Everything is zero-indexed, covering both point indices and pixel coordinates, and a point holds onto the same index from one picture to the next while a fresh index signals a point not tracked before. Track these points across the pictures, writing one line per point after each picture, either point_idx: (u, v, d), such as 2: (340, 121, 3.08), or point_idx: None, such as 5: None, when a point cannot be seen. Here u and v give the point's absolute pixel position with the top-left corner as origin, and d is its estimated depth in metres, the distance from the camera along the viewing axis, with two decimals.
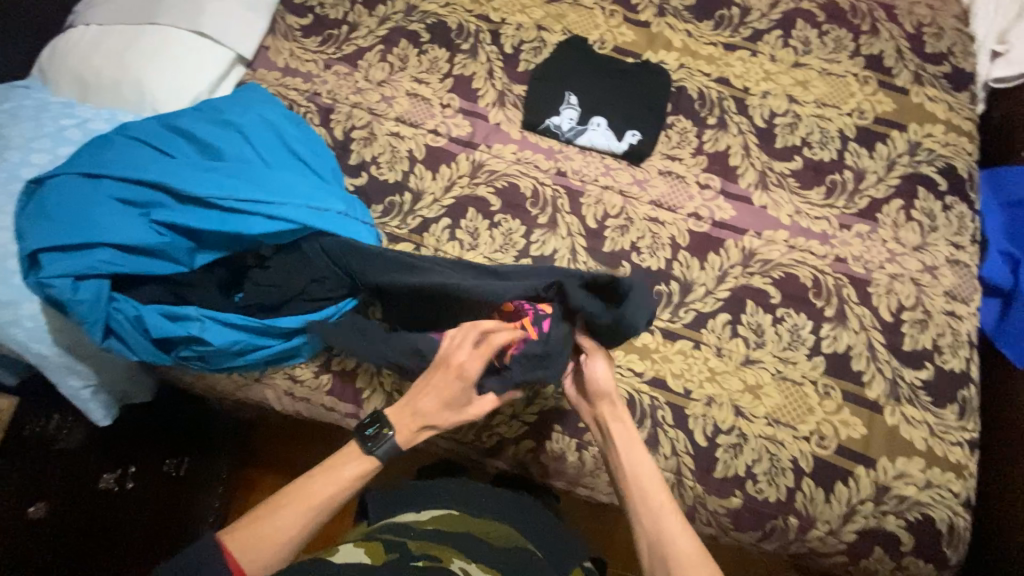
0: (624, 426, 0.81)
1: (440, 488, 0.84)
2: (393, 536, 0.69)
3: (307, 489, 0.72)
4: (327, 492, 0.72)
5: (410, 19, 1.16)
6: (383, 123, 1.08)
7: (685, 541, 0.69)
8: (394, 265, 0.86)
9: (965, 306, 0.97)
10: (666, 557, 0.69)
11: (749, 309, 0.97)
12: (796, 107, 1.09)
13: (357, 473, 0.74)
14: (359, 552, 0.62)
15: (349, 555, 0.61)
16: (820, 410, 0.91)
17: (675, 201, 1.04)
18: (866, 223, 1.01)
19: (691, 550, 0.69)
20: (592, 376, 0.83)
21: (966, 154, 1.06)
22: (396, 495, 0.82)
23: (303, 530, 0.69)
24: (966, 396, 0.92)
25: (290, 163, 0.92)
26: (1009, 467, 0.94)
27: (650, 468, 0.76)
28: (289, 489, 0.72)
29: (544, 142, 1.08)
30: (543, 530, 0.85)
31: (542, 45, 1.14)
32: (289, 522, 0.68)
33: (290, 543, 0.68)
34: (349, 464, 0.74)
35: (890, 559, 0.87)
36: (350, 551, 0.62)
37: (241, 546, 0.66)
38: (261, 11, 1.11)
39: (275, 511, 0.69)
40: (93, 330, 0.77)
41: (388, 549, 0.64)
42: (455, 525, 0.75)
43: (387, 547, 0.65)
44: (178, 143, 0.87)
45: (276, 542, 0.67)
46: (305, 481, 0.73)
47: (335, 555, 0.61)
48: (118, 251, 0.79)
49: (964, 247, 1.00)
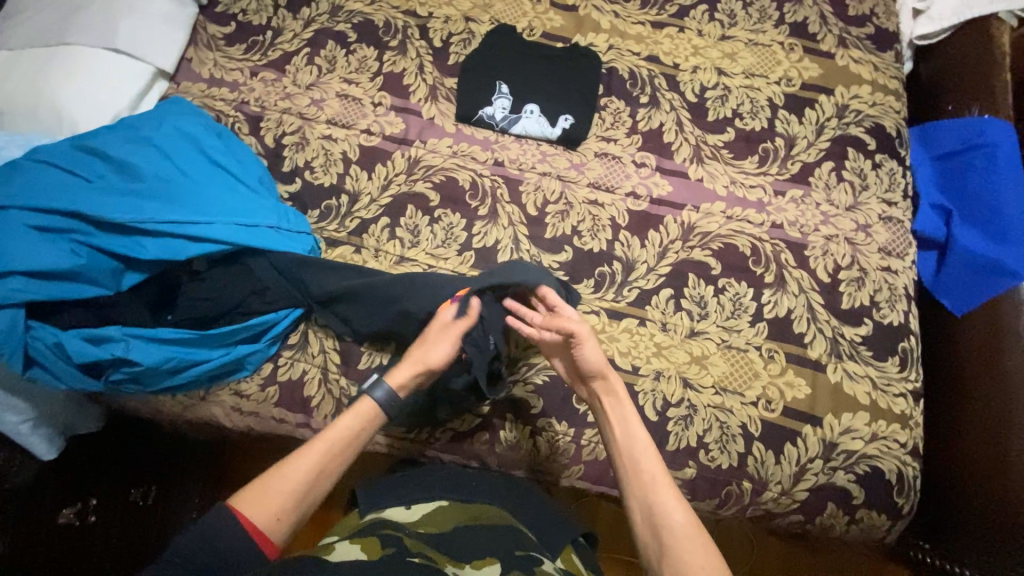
0: (617, 401, 0.78)
1: (432, 477, 0.80)
2: (389, 530, 0.66)
3: (313, 442, 0.69)
4: (330, 444, 0.70)
5: (336, 20, 1.14)
6: (315, 127, 1.06)
7: (680, 515, 0.67)
8: (346, 274, 0.90)
9: (899, 261, 0.99)
10: (662, 531, 0.66)
11: (691, 282, 0.98)
12: (725, 80, 1.10)
13: (356, 419, 0.73)
14: (356, 551, 0.59)
15: (347, 552, 0.59)
16: (766, 373, 0.93)
17: (613, 182, 1.04)
18: (800, 188, 1.03)
19: (684, 522, 0.66)
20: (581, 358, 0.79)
21: (893, 112, 1.08)
22: (386, 485, 0.78)
23: (314, 483, 0.67)
24: (906, 348, 0.94)
25: (215, 175, 0.91)
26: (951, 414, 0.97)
27: (643, 439, 0.73)
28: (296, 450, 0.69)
29: (478, 134, 1.07)
30: (538, 510, 0.80)
31: (471, 36, 1.13)
32: (297, 478, 0.66)
33: (302, 497, 0.66)
34: (350, 415, 0.73)
35: (844, 514, 0.89)
36: (347, 548, 0.60)
37: (255, 507, 0.63)
38: (179, 23, 1.09)
39: (285, 466, 0.67)
40: (12, 361, 0.75)
41: (384, 544, 0.61)
42: (448, 519, 0.72)
43: (385, 542, 0.62)
44: (92, 165, 0.84)
45: (287, 497, 0.65)
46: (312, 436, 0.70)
47: (333, 553, 0.59)
48: (32, 279, 0.76)
49: (896, 204, 1.02)
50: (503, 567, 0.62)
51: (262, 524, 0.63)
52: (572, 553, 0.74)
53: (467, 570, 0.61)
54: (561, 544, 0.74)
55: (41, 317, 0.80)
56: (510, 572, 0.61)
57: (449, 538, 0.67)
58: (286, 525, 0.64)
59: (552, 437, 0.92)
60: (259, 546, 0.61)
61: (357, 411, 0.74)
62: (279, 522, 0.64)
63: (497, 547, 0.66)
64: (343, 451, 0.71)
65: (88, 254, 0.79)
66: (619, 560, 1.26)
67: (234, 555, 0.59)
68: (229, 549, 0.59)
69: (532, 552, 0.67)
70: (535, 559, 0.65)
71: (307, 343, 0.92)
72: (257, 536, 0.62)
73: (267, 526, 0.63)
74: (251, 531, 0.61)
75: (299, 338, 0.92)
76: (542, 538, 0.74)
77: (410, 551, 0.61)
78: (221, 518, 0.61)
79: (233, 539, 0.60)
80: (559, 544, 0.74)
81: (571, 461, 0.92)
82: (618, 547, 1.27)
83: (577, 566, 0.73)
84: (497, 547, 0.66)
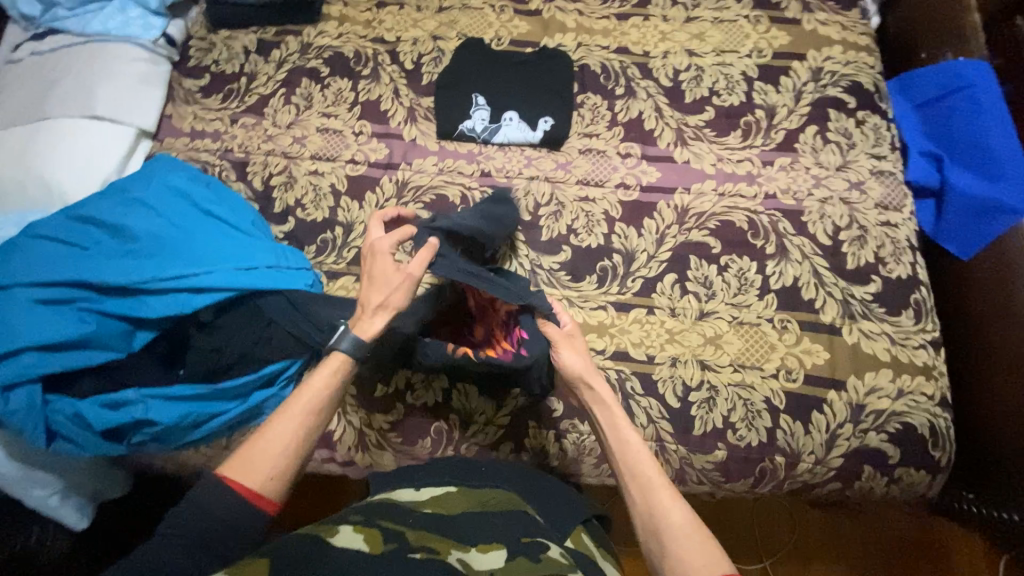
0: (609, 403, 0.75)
1: (440, 466, 0.79)
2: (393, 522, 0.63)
3: (292, 404, 0.69)
4: (309, 400, 0.69)
5: (307, 57, 1.16)
6: (301, 164, 1.07)
7: (676, 514, 0.62)
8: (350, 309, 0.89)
9: (898, 214, 0.99)
10: (659, 532, 0.61)
11: (693, 264, 0.97)
12: (696, 61, 1.11)
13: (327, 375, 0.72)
14: (358, 540, 0.57)
15: (348, 540, 0.57)
16: (782, 344, 0.92)
17: (601, 176, 1.04)
18: (787, 155, 1.03)
19: (682, 521, 0.61)
20: (565, 365, 0.79)
21: (868, 68, 1.08)
22: (398, 472, 0.78)
23: (300, 441, 0.67)
24: (919, 299, 0.94)
25: (209, 225, 0.91)
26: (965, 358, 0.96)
27: (634, 440, 0.70)
28: (277, 414, 0.68)
29: (462, 148, 1.08)
30: (547, 491, 0.80)
31: (441, 54, 1.15)
32: (280, 437, 0.66)
33: (291, 457, 0.65)
34: (322, 371, 0.72)
35: (882, 475, 0.88)
36: (350, 534, 0.58)
37: (240, 472, 0.62)
38: (155, 82, 1.10)
39: (268, 430, 0.66)
40: (35, 438, 0.75)
41: (387, 538, 0.59)
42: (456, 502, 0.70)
43: (388, 534, 0.59)
44: (88, 232, 0.85)
45: (276, 457, 0.64)
46: (289, 399, 0.70)
47: (336, 538, 0.57)
48: (43, 352, 0.76)
49: (885, 157, 1.02)
50: (507, 553, 0.60)
51: (256, 485, 0.62)
52: (582, 533, 0.74)
53: (472, 554, 0.59)
54: (569, 526, 0.73)
55: (56, 388, 0.79)
56: (516, 559, 0.59)
57: (455, 523, 0.65)
58: (280, 484, 0.64)
59: (579, 438, 0.91)
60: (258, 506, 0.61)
61: (328, 365, 0.73)
62: (273, 482, 0.63)
63: (502, 534, 0.64)
64: (323, 407, 0.70)
65: (96, 320, 0.80)
66: None
67: (233, 517, 0.60)
68: (224, 514, 0.59)
69: (538, 538, 0.65)
70: (541, 546, 0.63)
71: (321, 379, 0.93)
72: (252, 498, 0.61)
73: (260, 487, 0.62)
74: (246, 493, 0.61)
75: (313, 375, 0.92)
76: (550, 520, 0.74)
77: (411, 545, 0.58)
78: (213, 488, 0.61)
79: (227, 506, 0.60)
80: (568, 525, 0.73)
81: (599, 460, 0.92)
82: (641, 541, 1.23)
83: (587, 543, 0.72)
84: (503, 534, 0.64)
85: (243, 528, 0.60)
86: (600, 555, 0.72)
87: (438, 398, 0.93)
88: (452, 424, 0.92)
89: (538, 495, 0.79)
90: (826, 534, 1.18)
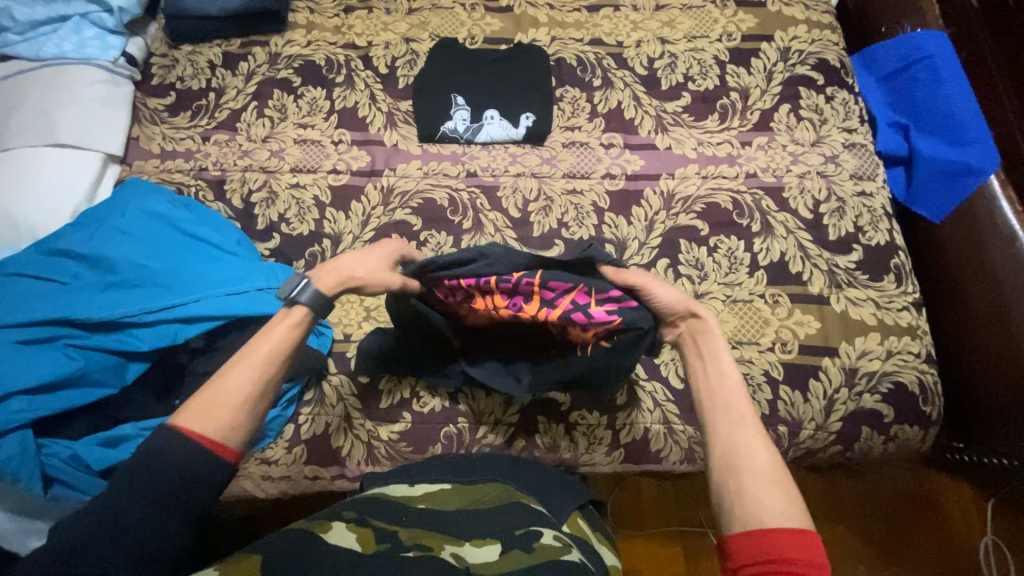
0: (712, 338, 0.66)
1: (437, 466, 0.83)
2: (386, 522, 0.66)
3: (253, 353, 0.60)
4: (270, 348, 0.61)
5: (276, 68, 1.13)
6: (281, 178, 1.05)
7: (760, 456, 0.56)
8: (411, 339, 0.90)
9: (872, 183, 1.03)
10: (737, 470, 0.55)
11: (684, 248, 0.99)
12: (669, 48, 1.12)
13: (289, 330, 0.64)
14: (351, 539, 0.61)
15: (341, 537, 0.61)
16: (775, 318, 0.95)
17: (586, 168, 1.05)
18: (764, 135, 1.06)
19: (768, 466, 0.55)
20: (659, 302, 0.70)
21: (832, 45, 1.12)
22: (392, 472, 0.82)
23: (267, 390, 0.60)
24: (899, 263, 0.98)
25: (192, 249, 0.88)
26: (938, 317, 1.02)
27: (735, 379, 0.62)
28: (233, 360, 0.60)
29: (445, 150, 1.07)
30: (540, 481, 0.83)
31: (415, 56, 1.13)
32: (244, 384, 0.57)
33: (254, 403, 0.58)
34: (281, 324, 0.64)
35: (879, 434, 0.92)
36: (343, 532, 0.62)
37: (195, 421, 0.54)
38: (118, 104, 1.06)
39: (224, 378, 0.58)
40: (31, 485, 0.72)
41: (380, 538, 0.62)
42: (451, 499, 0.74)
43: (380, 535, 0.63)
44: (66, 267, 0.81)
45: (235, 408, 0.56)
46: (248, 348, 0.61)
47: (329, 537, 0.61)
48: (32, 395, 0.73)
49: (856, 130, 1.06)
50: (502, 547, 0.63)
51: (214, 433, 0.54)
52: (578, 518, 0.78)
53: (466, 547, 0.62)
54: (566, 512, 0.76)
55: (47, 433, 0.75)
56: (510, 551, 0.62)
57: (449, 519, 0.69)
58: (245, 431, 0.56)
59: (588, 428, 0.92)
60: (220, 456, 0.54)
61: (288, 317, 0.65)
62: (236, 431, 0.55)
63: (496, 528, 0.67)
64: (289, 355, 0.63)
65: (84, 356, 0.76)
66: (680, 531, 1.23)
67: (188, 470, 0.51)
68: (183, 467, 0.51)
69: (533, 527, 0.68)
70: (534, 535, 0.65)
71: (323, 397, 0.93)
72: (213, 447, 0.53)
73: (223, 436, 0.54)
74: (204, 442, 0.53)
75: (315, 393, 0.93)
76: (549, 506, 0.77)
77: (404, 544, 0.61)
78: (168, 441, 0.52)
79: (184, 458, 0.51)
80: (566, 510, 0.77)
81: (610, 448, 0.93)
82: (646, 523, 1.24)
83: (584, 528, 0.76)
84: (498, 528, 0.67)
85: (207, 482, 0.52)
86: (594, 536, 0.77)
87: (445, 403, 0.93)
88: (462, 427, 0.92)
89: (532, 484, 0.82)
90: (824, 494, 1.23)
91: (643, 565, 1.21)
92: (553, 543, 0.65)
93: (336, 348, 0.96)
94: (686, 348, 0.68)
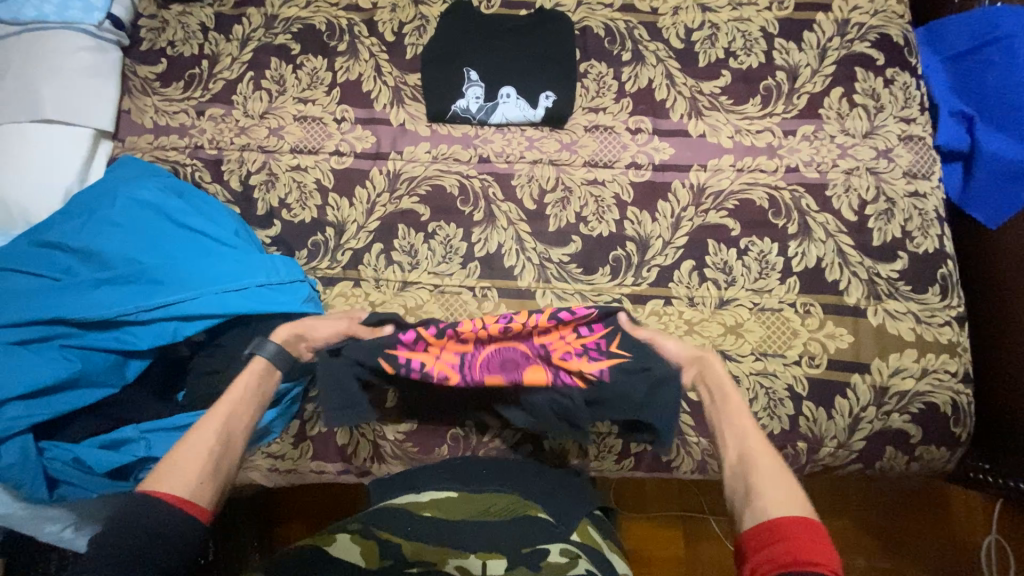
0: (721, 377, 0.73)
1: (442, 471, 0.82)
2: (390, 532, 0.65)
3: (210, 413, 0.66)
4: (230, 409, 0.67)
5: (274, 32, 1.03)
6: (280, 159, 0.98)
7: (765, 455, 0.61)
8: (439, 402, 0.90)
9: (926, 182, 0.93)
10: (747, 471, 0.60)
11: (711, 249, 0.92)
12: (710, 16, 1.00)
13: (249, 383, 0.71)
14: (355, 553, 0.61)
15: (346, 552, 0.61)
16: (804, 329, 0.89)
17: (610, 156, 0.96)
18: (810, 123, 0.95)
19: (767, 463, 0.60)
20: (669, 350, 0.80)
21: (897, 18, 0.98)
22: (395, 479, 0.83)
23: (224, 442, 0.64)
24: (945, 274, 0.90)
25: (186, 241, 0.83)
26: (978, 331, 0.95)
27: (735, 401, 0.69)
28: (197, 427, 0.64)
29: (457, 131, 0.98)
30: (548, 488, 0.81)
31: (425, 22, 1.02)
32: (205, 439, 0.62)
33: (216, 458, 0.62)
34: (244, 373, 0.72)
35: (903, 454, 0.87)
36: (348, 546, 0.62)
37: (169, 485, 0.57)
38: (106, 73, 0.98)
39: (187, 441, 0.62)
40: (35, 489, 0.71)
41: (384, 552, 0.61)
42: (454, 508, 0.72)
43: (385, 549, 0.62)
44: (60, 261, 0.78)
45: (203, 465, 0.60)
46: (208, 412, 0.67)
47: (334, 547, 0.61)
48: (30, 400, 0.71)
49: (914, 120, 0.95)
50: (506, 563, 0.61)
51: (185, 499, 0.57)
52: (589, 526, 0.76)
53: (471, 561, 0.62)
54: (576, 520, 0.74)
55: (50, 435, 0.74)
56: (515, 568, 0.61)
57: (452, 528, 0.67)
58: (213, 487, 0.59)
59: (598, 436, 0.90)
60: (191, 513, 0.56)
61: (249, 371, 0.72)
62: (201, 483, 0.58)
63: (501, 543, 0.65)
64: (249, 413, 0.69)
65: (80, 358, 0.74)
66: (682, 517, 1.23)
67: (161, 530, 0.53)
68: (154, 523, 0.53)
69: (539, 543, 0.66)
70: (541, 553, 0.63)
71: None
72: (182, 503, 0.56)
73: (192, 492, 0.57)
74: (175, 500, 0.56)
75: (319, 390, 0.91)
76: (558, 514, 0.75)
77: (409, 558, 0.61)
78: (137, 503, 0.54)
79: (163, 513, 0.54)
80: (576, 519, 0.75)
81: (620, 456, 0.90)
82: (649, 507, 1.24)
83: (593, 533, 0.75)
84: (503, 543, 0.65)
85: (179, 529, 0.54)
86: (606, 545, 0.75)
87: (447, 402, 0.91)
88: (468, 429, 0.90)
89: (540, 492, 0.80)
90: (838, 496, 1.18)
91: (643, 547, 1.22)
92: (561, 561, 0.63)
93: None
94: (699, 386, 0.75)
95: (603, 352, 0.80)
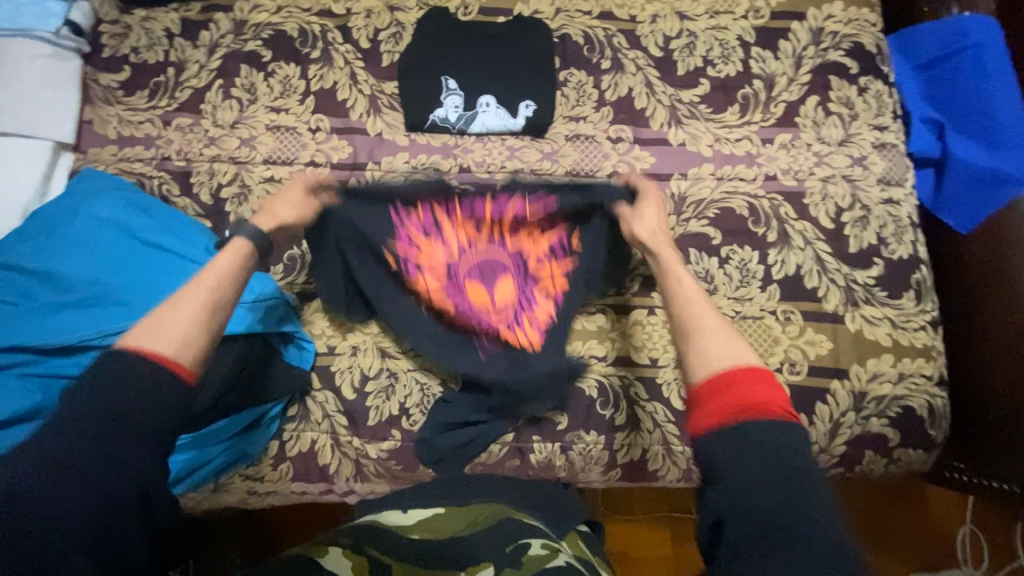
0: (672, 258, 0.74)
1: (427, 488, 0.81)
2: (381, 551, 0.62)
3: (196, 299, 0.60)
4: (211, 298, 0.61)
5: (243, 38, 0.99)
6: (253, 171, 0.94)
7: (711, 319, 0.61)
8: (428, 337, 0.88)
9: (900, 189, 0.95)
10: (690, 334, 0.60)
11: (693, 257, 0.92)
12: (688, 25, 1.00)
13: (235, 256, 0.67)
14: (347, 566, 0.57)
15: (337, 565, 0.57)
16: (785, 337, 0.90)
17: (591, 164, 0.96)
18: (787, 131, 0.96)
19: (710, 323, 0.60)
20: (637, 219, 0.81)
21: (869, 26, 0.99)
22: (383, 500, 0.80)
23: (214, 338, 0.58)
24: (919, 280, 0.92)
25: (150, 260, 0.79)
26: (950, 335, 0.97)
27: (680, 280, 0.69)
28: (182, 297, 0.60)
29: (435, 141, 0.97)
30: (534, 502, 0.81)
31: (400, 29, 1.00)
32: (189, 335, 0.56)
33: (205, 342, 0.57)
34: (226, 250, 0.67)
35: (882, 457, 0.89)
36: (339, 559, 0.58)
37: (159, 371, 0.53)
38: (65, 83, 0.94)
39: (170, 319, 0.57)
40: None
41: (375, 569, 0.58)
42: (443, 523, 0.70)
43: (375, 565, 0.59)
44: (19, 286, 0.74)
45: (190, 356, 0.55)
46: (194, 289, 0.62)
47: (325, 558, 0.58)
48: None
49: (887, 128, 0.96)
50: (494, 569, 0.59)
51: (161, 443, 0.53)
52: (578, 538, 0.76)
53: None
54: (566, 529, 0.76)
55: None
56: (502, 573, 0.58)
57: (444, 543, 0.65)
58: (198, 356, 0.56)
59: (585, 449, 0.89)
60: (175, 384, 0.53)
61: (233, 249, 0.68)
62: (187, 350, 0.55)
63: (486, 549, 0.63)
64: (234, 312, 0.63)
65: (41, 387, 0.70)
66: (671, 519, 1.23)
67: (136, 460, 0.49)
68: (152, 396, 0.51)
69: (521, 540, 0.64)
70: (523, 548, 0.62)
71: (307, 412, 0.89)
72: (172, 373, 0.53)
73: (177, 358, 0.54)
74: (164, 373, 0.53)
75: (299, 409, 0.88)
76: (549, 523, 0.77)
77: None
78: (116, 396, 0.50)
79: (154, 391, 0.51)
80: (565, 529, 0.76)
81: (606, 467, 0.90)
82: (636, 509, 1.24)
83: (583, 547, 0.74)
84: (490, 547, 0.63)
85: None
86: (595, 559, 0.74)
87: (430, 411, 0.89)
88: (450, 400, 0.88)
89: (526, 506, 0.80)
90: None
91: (631, 549, 1.22)
92: (541, 553, 0.61)
93: (320, 363, 0.90)
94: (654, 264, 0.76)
95: (565, 247, 0.90)
